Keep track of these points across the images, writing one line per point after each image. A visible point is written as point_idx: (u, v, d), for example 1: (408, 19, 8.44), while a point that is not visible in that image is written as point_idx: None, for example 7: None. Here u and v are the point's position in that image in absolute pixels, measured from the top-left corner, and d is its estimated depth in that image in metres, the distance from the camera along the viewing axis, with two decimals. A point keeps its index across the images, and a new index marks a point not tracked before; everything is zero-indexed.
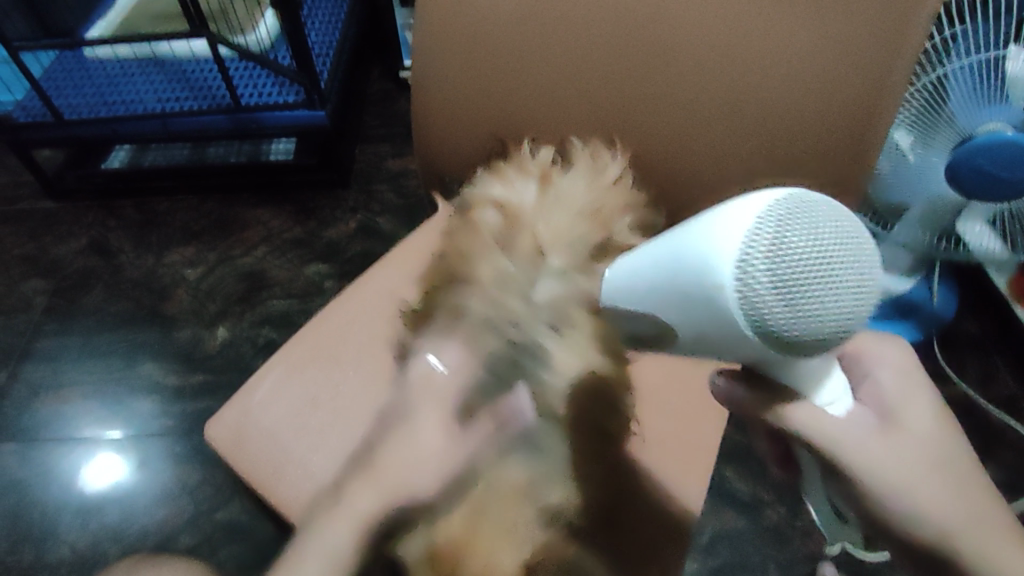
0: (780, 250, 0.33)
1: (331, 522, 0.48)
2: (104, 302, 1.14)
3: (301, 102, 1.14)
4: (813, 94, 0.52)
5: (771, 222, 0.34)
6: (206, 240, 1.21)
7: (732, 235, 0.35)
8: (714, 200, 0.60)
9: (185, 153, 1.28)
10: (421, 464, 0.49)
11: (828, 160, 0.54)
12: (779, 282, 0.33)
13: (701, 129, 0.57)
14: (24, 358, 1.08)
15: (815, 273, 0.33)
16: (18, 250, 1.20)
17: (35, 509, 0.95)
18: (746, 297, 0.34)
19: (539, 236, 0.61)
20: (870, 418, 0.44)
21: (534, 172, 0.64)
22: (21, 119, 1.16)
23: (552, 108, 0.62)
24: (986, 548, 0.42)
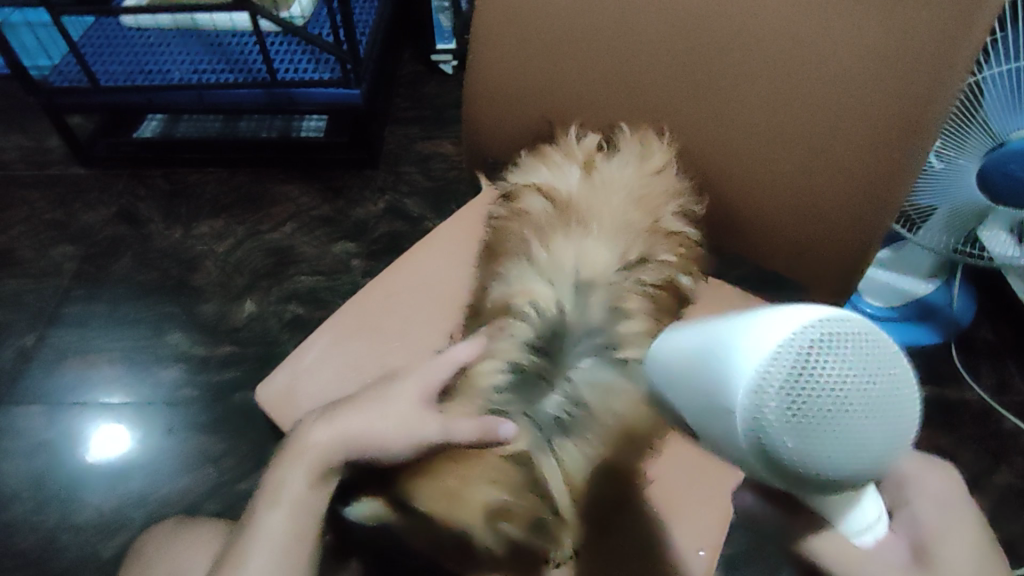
0: (802, 376, 0.28)
1: (289, 465, 0.48)
2: (132, 271, 1.14)
3: (336, 80, 1.14)
4: (865, 101, 0.50)
5: (814, 338, 0.28)
6: (235, 213, 1.21)
7: (766, 344, 0.29)
8: (757, 186, 0.59)
9: (217, 125, 1.29)
10: (392, 432, 0.47)
11: (874, 154, 0.52)
12: (796, 408, 0.28)
13: (742, 114, 0.56)
14: (52, 322, 1.09)
15: (839, 420, 0.28)
16: (48, 215, 1.21)
17: (60, 471, 0.96)
18: (755, 414, 0.29)
19: (593, 206, 0.65)
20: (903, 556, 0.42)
21: (579, 155, 0.67)
22: (57, 83, 1.16)
23: (603, 92, 0.62)
24: None
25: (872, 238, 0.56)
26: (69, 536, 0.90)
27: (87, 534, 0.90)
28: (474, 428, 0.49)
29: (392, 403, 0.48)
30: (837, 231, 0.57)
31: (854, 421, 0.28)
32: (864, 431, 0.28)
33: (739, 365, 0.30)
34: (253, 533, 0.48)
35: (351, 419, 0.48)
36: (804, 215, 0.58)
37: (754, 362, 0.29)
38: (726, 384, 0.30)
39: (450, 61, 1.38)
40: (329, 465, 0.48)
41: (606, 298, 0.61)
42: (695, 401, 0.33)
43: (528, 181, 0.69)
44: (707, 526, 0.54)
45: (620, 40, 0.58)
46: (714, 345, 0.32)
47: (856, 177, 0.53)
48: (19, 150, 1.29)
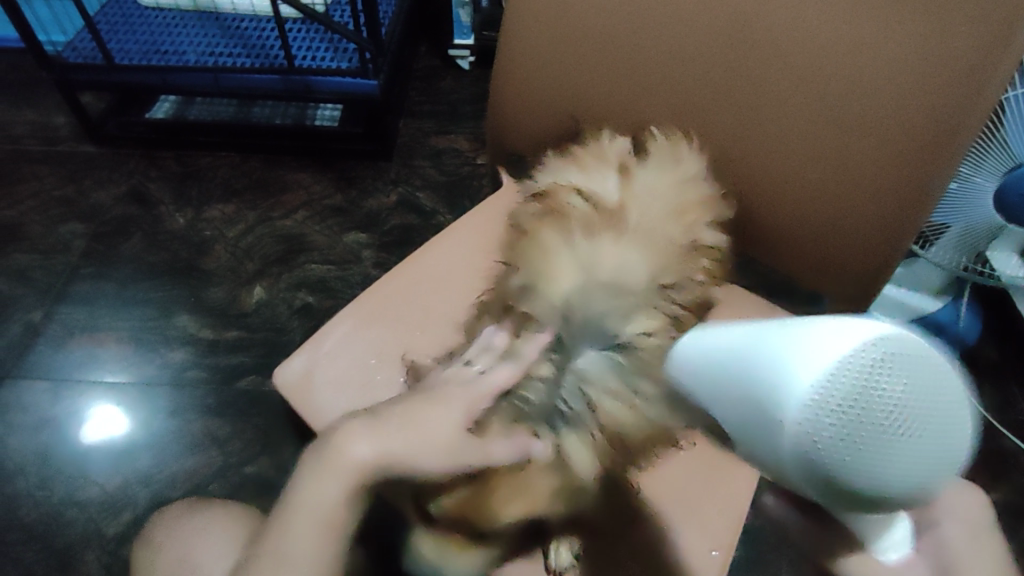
0: (863, 399, 0.30)
1: (322, 476, 0.46)
2: (141, 251, 1.14)
3: (354, 70, 1.14)
4: (900, 113, 0.51)
5: (871, 359, 0.31)
6: (247, 198, 1.21)
7: (823, 359, 0.32)
8: (785, 191, 0.60)
9: (230, 110, 1.28)
10: (437, 452, 0.47)
11: (904, 167, 0.53)
12: (857, 425, 0.30)
13: (773, 120, 0.57)
14: (59, 299, 1.09)
15: (891, 426, 0.30)
16: (57, 191, 1.20)
17: (64, 449, 0.95)
18: (813, 419, 0.31)
19: (632, 211, 0.61)
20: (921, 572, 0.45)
21: (611, 160, 0.64)
22: (71, 59, 1.15)
23: (637, 97, 0.63)
24: None
25: (898, 249, 0.57)
26: (73, 513, 0.90)
27: (91, 511, 0.91)
28: (513, 446, 0.50)
29: (436, 424, 0.47)
30: (865, 242, 0.58)
31: (891, 437, 0.30)
32: (912, 447, 0.31)
33: (793, 375, 0.32)
34: (282, 551, 0.45)
35: (394, 428, 0.47)
36: (833, 223, 0.59)
37: (808, 377, 0.32)
38: (778, 394, 0.33)
39: (466, 57, 1.38)
40: (367, 477, 0.46)
41: (631, 311, 0.57)
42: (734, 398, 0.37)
43: (557, 181, 0.65)
44: (718, 528, 0.56)
45: (657, 46, 0.59)
46: (755, 356, 0.36)
47: (887, 189, 0.54)
48: (28, 125, 1.28)
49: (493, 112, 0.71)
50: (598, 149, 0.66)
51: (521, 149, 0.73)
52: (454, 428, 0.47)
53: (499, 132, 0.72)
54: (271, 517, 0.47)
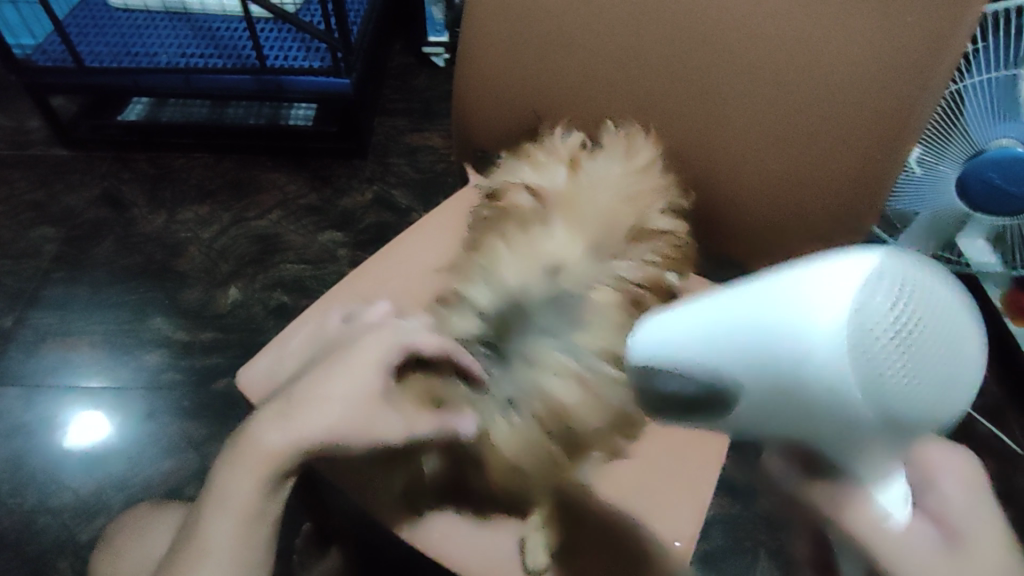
0: (900, 319, 0.30)
1: (240, 467, 0.46)
2: (115, 255, 1.13)
3: (327, 69, 1.13)
4: (853, 100, 0.52)
5: (892, 285, 0.31)
6: (222, 200, 1.20)
7: (839, 306, 0.32)
8: (743, 179, 0.60)
9: (204, 111, 1.27)
10: (353, 425, 0.46)
11: (861, 155, 0.54)
12: (900, 345, 0.30)
13: (731, 108, 0.57)
14: (31, 304, 1.08)
15: (935, 347, 0.30)
16: (28, 195, 1.18)
17: (37, 455, 0.94)
18: (863, 358, 0.31)
19: (581, 204, 0.59)
20: (930, 534, 0.35)
21: (563, 154, 0.64)
22: (40, 62, 1.14)
23: (599, 89, 0.63)
24: None
25: (850, 235, 0.58)
26: (47, 519, 0.90)
27: (65, 517, 0.90)
28: (431, 424, 0.50)
29: (344, 398, 0.46)
30: (817, 230, 0.59)
31: (928, 357, 0.30)
32: (946, 379, 0.31)
33: (812, 321, 0.33)
34: (201, 542, 0.46)
35: (310, 405, 0.46)
36: (787, 216, 0.60)
37: (830, 324, 0.32)
38: (802, 336, 0.33)
39: (441, 54, 1.39)
40: (285, 460, 0.46)
41: (577, 284, 0.54)
42: (750, 352, 0.36)
43: (508, 179, 0.64)
44: (681, 516, 0.55)
45: (619, 34, 0.59)
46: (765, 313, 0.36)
47: (840, 175, 0.55)
48: None
49: (457, 107, 0.70)
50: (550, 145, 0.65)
51: (482, 144, 0.72)
52: (366, 397, 0.46)
53: (464, 128, 0.71)
54: (191, 517, 0.48)
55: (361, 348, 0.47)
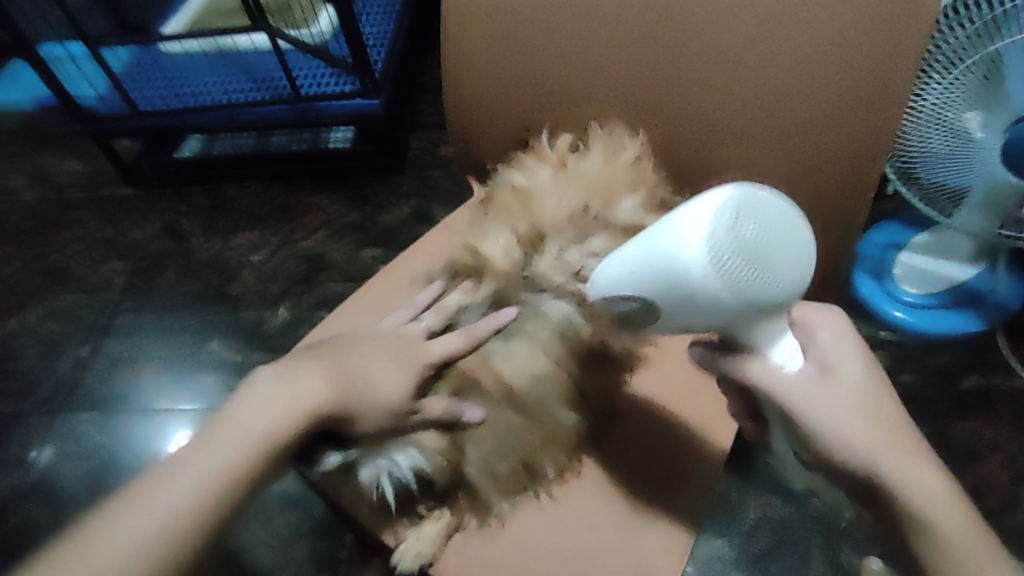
0: (738, 232, 0.44)
1: (270, 407, 0.55)
2: (176, 283, 1.21)
3: (356, 91, 1.16)
4: (850, 47, 0.55)
5: (728, 212, 0.44)
6: (270, 225, 1.26)
7: (701, 226, 0.44)
8: (751, 136, 0.63)
9: (250, 142, 1.33)
10: (379, 410, 0.58)
11: (864, 100, 0.57)
12: (739, 250, 0.44)
13: (732, 71, 0.61)
14: (105, 333, 1.17)
15: (761, 239, 0.44)
16: (98, 233, 1.28)
17: (114, 472, 1.03)
18: (715, 267, 0.44)
19: (551, 203, 0.67)
20: (810, 370, 0.52)
21: (553, 159, 0.71)
22: (102, 110, 1.24)
23: (604, 87, 0.68)
24: (891, 443, 0.51)
25: (865, 183, 0.61)
26: None
27: None
28: (442, 407, 0.61)
29: (354, 375, 0.59)
30: (829, 182, 0.62)
31: (753, 249, 0.44)
32: (783, 255, 0.45)
33: (685, 251, 0.45)
34: (188, 470, 0.53)
35: (357, 375, 0.59)
36: (794, 184, 0.64)
37: (698, 240, 0.44)
38: (684, 263, 0.45)
39: None
40: (311, 422, 0.56)
41: (535, 270, 0.66)
42: (660, 282, 0.48)
43: (506, 180, 0.75)
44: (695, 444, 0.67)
45: None
46: (661, 253, 0.47)
47: (846, 121, 0.58)
48: (72, 174, 1.36)
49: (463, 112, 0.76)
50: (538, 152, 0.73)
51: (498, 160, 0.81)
52: (396, 393, 0.59)
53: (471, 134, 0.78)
54: (169, 454, 0.55)
55: (403, 351, 0.61)
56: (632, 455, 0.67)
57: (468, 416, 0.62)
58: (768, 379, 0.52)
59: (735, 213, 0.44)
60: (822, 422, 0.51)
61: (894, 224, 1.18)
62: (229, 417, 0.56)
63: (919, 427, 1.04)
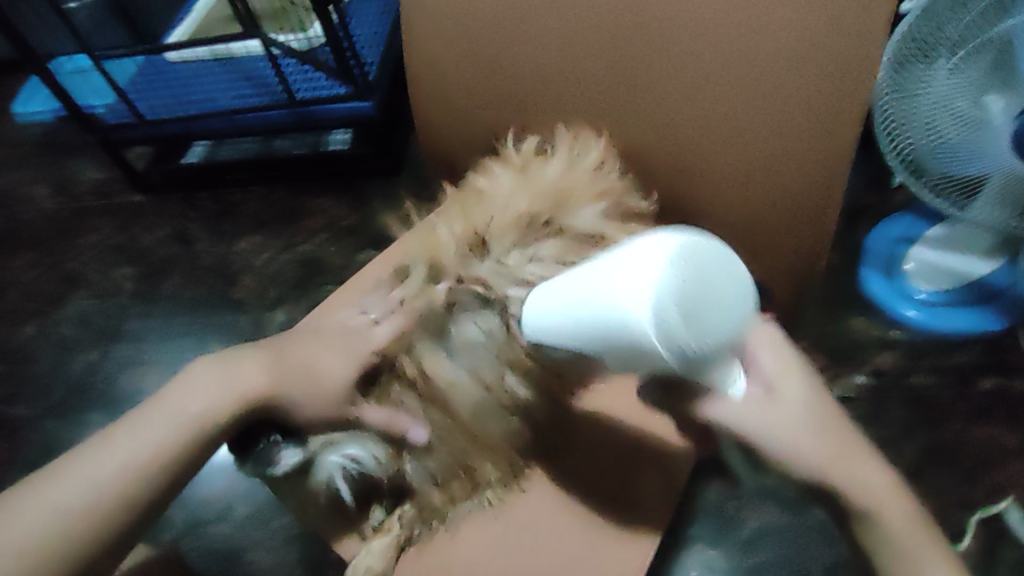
0: (681, 290, 0.44)
1: (218, 385, 0.63)
2: (181, 287, 1.24)
3: (350, 95, 1.17)
4: (801, 35, 0.60)
5: (670, 265, 0.44)
6: (272, 229, 1.28)
7: (644, 286, 0.45)
8: (711, 125, 0.68)
9: (254, 146, 1.34)
10: (322, 399, 0.64)
11: (813, 87, 0.61)
12: (683, 308, 0.44)
13: (693, 63, 0.66)
14: (114, 337, 1.20)
15: (705, 295, 0.44)
16: (111, 240, 1.32)
17: None
18: (663, 325, 0.44)
19: (514, 203, 0.69)
20: (759, 393, 0.59)
21: (517, 162, 0.75)
22: (109, 121, 1.27)
23: (574, 87, 0.75)
24: (837, 450, 0.59)
25: (815, 172, 0.65)
26: None
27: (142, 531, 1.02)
28: (383, 416, 0.65)
29: (295, 367, 0.65)
30: (784, 170, 0.66)
31: (698, 306, 0.44)
32: (727, 310, 0.45)
33: (633, 307, 0.46)
34: (133, 428, 0.60)
35: (307, 363, 0.65)
36: (762, 189, 0.68)
37: (642, 300, 0.45)
38: (634, 319, 0.46)
39: None
40: (253, 403, 0.63)
41: (487, 267, 0.65)
42: (606, 330, 0.49)
43: (468, 183, 0.76)
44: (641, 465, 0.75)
45: None
46: (609, 304, 0.48)
47: (798, 110, 0.63)
48: (88, 183, 1.41)
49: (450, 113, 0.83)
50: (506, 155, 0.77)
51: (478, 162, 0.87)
52: (341, 381, 0.64)
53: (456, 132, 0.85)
54: (114, 423, 0.62)
55: (352, 342, 0.66)
56: (585, 469, 0.75)
57: (413, 433, 0.66)
58: (728, 416, 0.58)
59: (679, 267, 0.44)
60: (777, 442, 0.58)
61: (909, 218, 1.13)
62: (179, 391, 0.63)
63: (931, 431, 0.98)
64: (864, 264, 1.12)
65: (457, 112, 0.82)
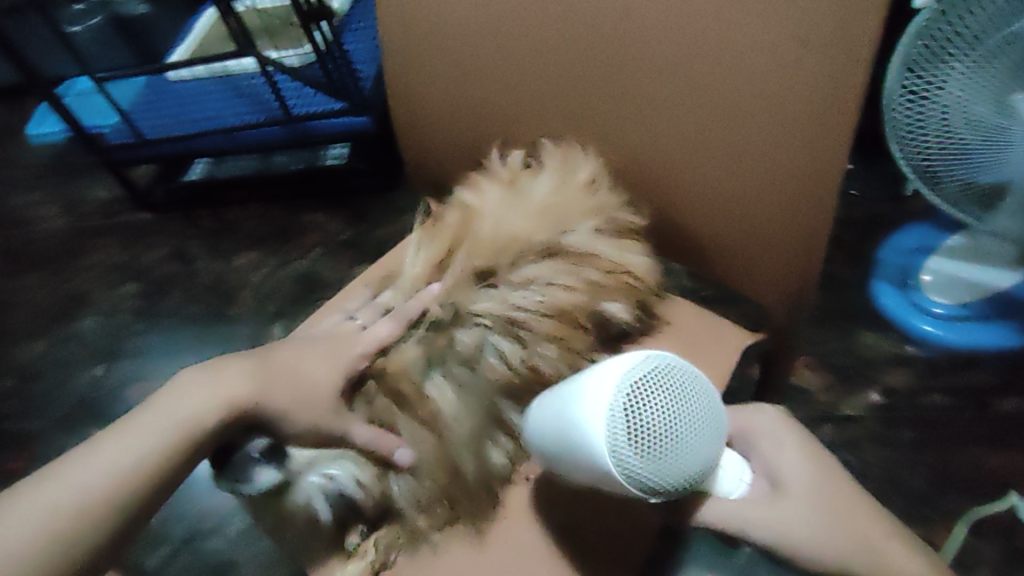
0: (637, 418, 0.47)
1: (199, 396, 0.58)
2: (181, 305, 1.24)
3: (346, 109, 1.16)
4: (776, 42, 0.54)
5: (629, 388, 0.48)
6: (269, 245, 1.28)
7: (603, 408, 0.48)
8: (694, 135, 0.64)
9: (253, 163, 1.35)
10: (315, 406, 0.60)
11: (794, 97, 0.56)
12: (638, 439, 0.46)
13: (665, 77, 0.63)
14: (115, 356, 1.20)
15: (664, 424, 0.47)
16: (116, 258, 1.33)
17: None
18: (618, 454, 0.47)
19: (500, 224, 0.67)
20: (758, 490, 0.57)
21: (504, 178, 0.73)
22: (112, 140, 1.27)
23: (547, 99, 0.72)
24: (860, 541, 0.53)
25: (806, 185, 0.60)
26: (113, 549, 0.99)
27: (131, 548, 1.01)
28: (374, 437, 0.61)
29: (288, 374, 0.60)
30: (776, 184, 0.62)
31: (658, 435, 0.46)
32: (688, 439, 0.47)
33: (592, 433, 0.48)
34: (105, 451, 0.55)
35: (300, 368, 0.61)
36: (749, 208, 0.66)
37: (599, 424, 0.48)
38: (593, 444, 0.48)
39: None
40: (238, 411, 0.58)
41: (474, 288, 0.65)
42: (572, 453, 0.51)
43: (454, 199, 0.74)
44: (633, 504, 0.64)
45: None
46: (572, 427, 0.50)
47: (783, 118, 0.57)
48: (96, 202, 1.42)
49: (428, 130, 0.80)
50: (492, 169, 0.75)
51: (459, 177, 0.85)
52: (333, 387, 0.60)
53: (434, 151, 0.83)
54: (80, 444, 0.57)
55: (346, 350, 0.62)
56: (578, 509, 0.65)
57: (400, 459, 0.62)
58: (727, 520, 0.56)
59: (635, 393, 0.48)
60: (787, 539, 0.54)
61: (926, 229, 1.10)
62: (159, 403, 0.58)
63: (944, 453, 0.93)
64: (876, 277, 1.09)
65: (435, 129, 0.81)
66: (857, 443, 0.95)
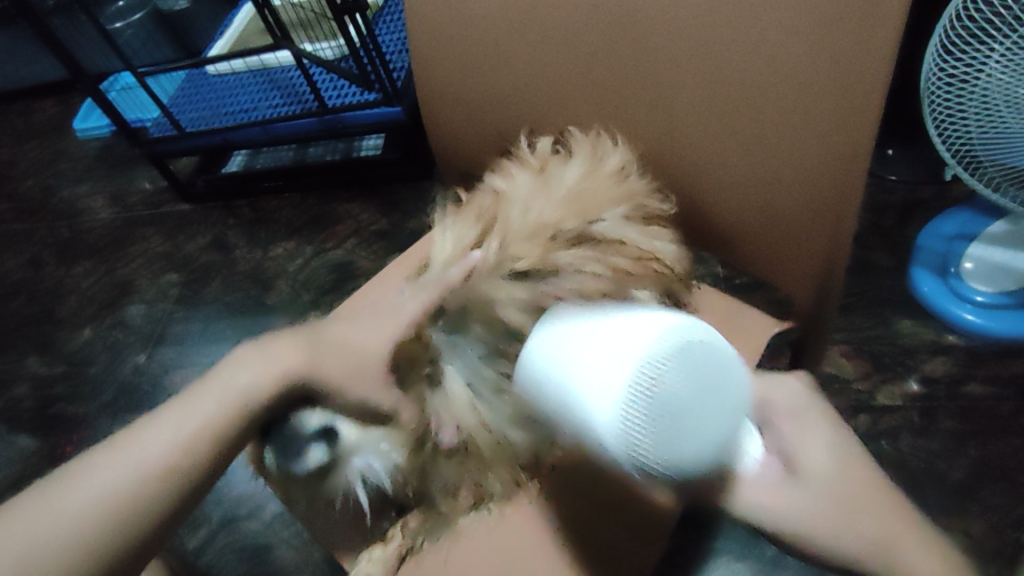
0: (652, 396, 0.41)
1: (253, 368, 0.59)
2: (221, 292, 1.27)
3: (379, 100, 1.17)
4: (810, 25, 0.53)
5: (651, 362, 0.41)
6: (305, 234, 1.31)
7: (614, 385, 0.41)
8: (723, 121, 0.64)
9: (290, 154, 1.38)
10: (361, 374, 0.61)
11: (827, 79, 0.55)
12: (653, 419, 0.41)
13: (695, 62, 0.62)
14: (159, 342, 1.24)
15: (685, 403, 0.41)
16: (159, 248, 1.37)
17: None
18: (626, 436, 0.41)
19: (530, 210, 0.68)
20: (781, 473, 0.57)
21: (534, 164, 0.73)
22: (154, 134, 1.31)
23: (575, 87, 0.72)
24: (887, 528, 0.53)
25: (841, 170, 0.58)
26: None
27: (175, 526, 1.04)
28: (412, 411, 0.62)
29: (337, 351, 0.61)
30: (811, 168, 0.60)
31: (674, 417, 0.41)
32: (712, 421, 0.42)
33: (597, 410, 0.42)
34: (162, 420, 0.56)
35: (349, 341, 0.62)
36: (781, 195, 0.65)
37: (607, 404, 0.41)
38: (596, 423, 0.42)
39: None
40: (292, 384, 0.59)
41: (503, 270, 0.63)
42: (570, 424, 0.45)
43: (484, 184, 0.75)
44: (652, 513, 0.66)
45: None
46: (573, 395, 0.44)
47: (816, 102, 0.56)
48: (139, 193, 1.47)
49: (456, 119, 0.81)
50: (522, 156, 0.75)
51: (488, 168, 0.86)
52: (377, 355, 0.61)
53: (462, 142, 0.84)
54: (138, 418, 0.57)
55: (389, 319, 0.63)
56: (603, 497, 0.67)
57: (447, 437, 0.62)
58: (754, 502, 0.56)
59: (655, 367, 0.41)
60: (809, 527, 0.54)
61: (966, 213, 1.06)
62: (217, 378, 0.59)
63: (983, 443, 0.91)
64: (914, 263, 1.06)
65: (462, 120, 0.81)
66: (895, 433, 0.93)
